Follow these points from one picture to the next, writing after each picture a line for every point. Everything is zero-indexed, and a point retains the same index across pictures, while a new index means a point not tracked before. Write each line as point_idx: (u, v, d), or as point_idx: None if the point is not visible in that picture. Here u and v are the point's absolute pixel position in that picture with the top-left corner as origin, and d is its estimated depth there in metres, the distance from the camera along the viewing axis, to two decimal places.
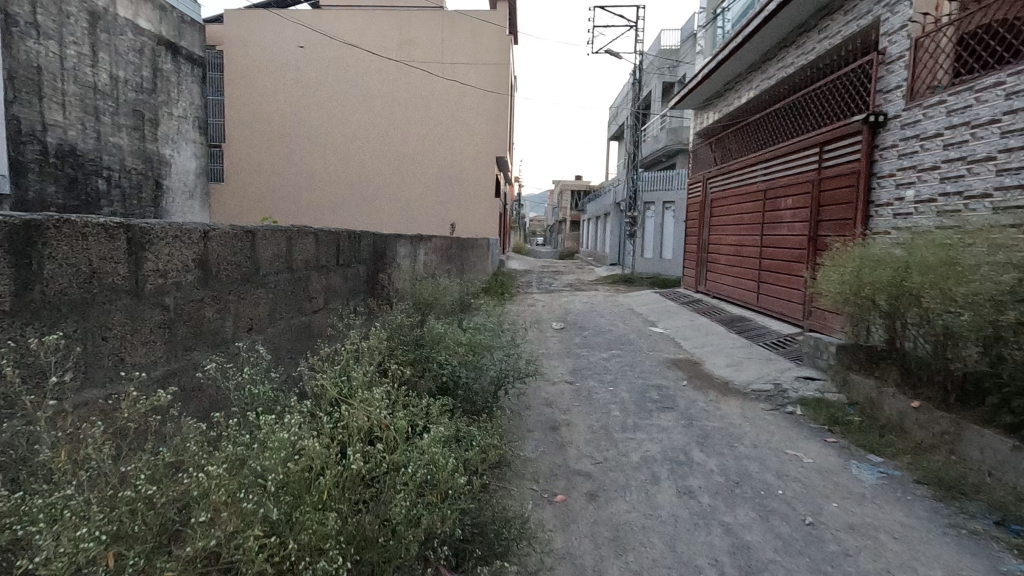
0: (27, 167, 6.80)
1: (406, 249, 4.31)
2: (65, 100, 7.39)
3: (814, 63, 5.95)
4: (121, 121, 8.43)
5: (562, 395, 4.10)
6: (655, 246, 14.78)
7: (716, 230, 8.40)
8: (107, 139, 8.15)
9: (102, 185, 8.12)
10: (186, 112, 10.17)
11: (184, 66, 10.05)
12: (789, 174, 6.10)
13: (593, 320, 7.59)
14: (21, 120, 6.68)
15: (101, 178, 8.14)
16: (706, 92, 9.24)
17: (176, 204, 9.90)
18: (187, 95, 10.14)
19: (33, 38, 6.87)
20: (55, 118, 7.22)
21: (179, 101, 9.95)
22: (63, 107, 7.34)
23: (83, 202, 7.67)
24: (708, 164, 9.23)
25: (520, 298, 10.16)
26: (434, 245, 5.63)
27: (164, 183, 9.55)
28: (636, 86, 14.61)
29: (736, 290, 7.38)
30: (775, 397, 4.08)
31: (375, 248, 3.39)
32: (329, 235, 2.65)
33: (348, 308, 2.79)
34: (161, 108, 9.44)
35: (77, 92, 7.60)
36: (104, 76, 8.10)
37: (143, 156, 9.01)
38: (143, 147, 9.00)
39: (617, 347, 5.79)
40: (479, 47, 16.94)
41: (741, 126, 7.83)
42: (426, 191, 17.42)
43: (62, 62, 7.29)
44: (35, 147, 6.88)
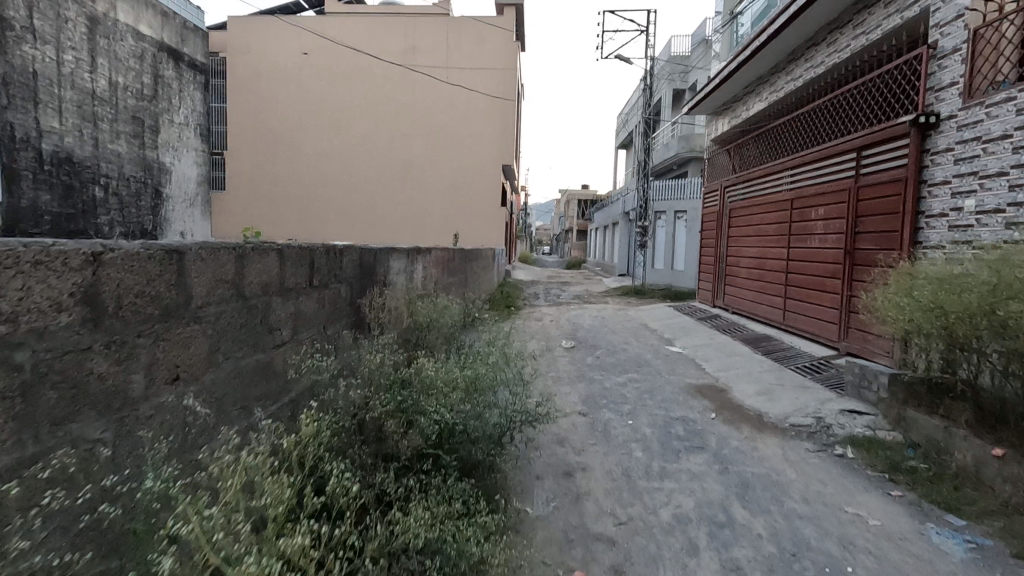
0: (19, 174, 5.66)
1: (400, 264, 3.85)
2: (61, 107, 6.09)
3: (848, 61, 5.48)
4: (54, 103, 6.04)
5: (575, 430, 3.60)
6: (667, 257, 14.25)
7: (736, 242, 7.92)
8: (107, 149, 6.82)
9: (100, 195, 6.80)
10: (189, 119, 8.57)
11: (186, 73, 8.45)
12: (820, 183, 5.64)
13: (605, 337, 7.09)
14: (15, 126, 5.59)
15: (99, 186, 6.82)
16: (723, 97, 8.78)
17: (175, 215, 8.55)
18: (190, 103, 8.51)
19: (28, 42, 5.77)
20: (51, 124, 6.14)
21: (181, 108, 8.36)
22: (59, 113, 6.04)
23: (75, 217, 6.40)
24: (726, 172, 8.76)
25: (526, 312, 9.65)
26: (433, 257, 5.15)
27: (164, 192, 8.06)
28: (647, 92, 14.15)
29: (758, 307, 6.89)
30: (818, 434, 3.56)
31: (360, 264, 2.93)
32: (299, 252, 2.20)
33: (321, 338, 2.33)
34: (162, 115, 7.93)
35: (74, 99, 6.32)
36: (104, 83, 6.73)
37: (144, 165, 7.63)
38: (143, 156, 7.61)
39: (633, 370, 5.29)
40: (486, 53, 16.58)
41: (762, 132, 7.36)
42: (431, 200, 17.04)
43: (60, 68, 6.09)
44: (27, 153, 5.77)
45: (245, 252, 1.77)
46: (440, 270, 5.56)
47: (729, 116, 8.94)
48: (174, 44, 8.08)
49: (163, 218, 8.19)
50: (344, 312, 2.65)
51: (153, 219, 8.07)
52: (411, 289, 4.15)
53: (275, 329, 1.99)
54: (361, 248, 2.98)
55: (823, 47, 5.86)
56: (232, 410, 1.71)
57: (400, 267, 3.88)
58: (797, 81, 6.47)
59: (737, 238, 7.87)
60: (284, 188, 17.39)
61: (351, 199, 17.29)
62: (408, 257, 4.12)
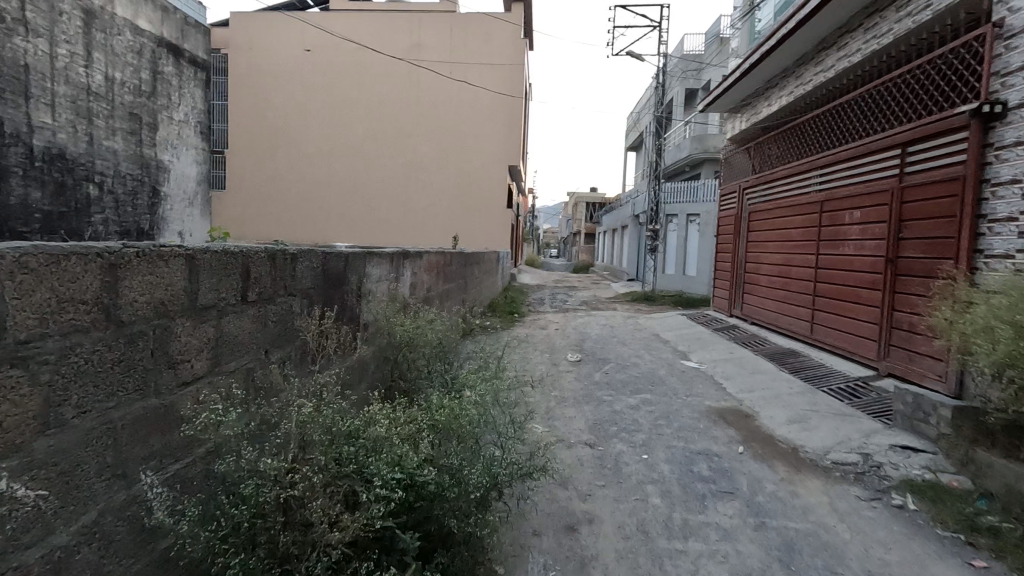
0: None
1: (380, 270, 3.33)
2: (54, 100, 7.55)
3: (891, 47, 4.89)
4: (115, 126, 8.77)
5: (580, 469, 3.07)
6: (678, 262, 13.72)
7: (756, 248, 7.36)
8: None
9: None
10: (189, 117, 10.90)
11: (186, 68, 10.74)
12: (856, 183, 5.08)
13: (614, 349, 6.55)
14: None
15: None
16: (742, 93, 8.20)
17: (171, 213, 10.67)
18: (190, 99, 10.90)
19: None
20: None
21: (182, 104, 10.67)
22: (52, 108, 7.51)
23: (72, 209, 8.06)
24: (745, 173, 8.19)
25: (530, 319, 9.17)
26: (425, 262, 4.65)
27: (161, 191, 10.17)
28: (658, 90, 13.58)
29: (782, 319, 6.34)
30: (867, 476, 3.01)
31: (320, 270, 2.42)
32: (227, 260, 1.71)
33: (253, 370, 1.83)
34: (162, 113, 10.02)
35: (67, 93, 7.75)
36: (99, 78, 8.40)
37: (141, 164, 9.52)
38: (140, 153, 9.47)
39: (647, 389, 4.76)
40: (492, 49, 16.10)
41: (787, 129, 6.81)
42: (434, 201, 16.58)
43: (53, 62, 7.46)
44: None
45: (122, 261, 1.27)
46: (434, 275, 5.08)
47: (748, 113, 8.36)
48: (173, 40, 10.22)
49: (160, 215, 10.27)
50: (295, 334, 2.14)
51: (152, 223, 10.20)
52: (394, 300, 3.63)
53: (179, 365, 1.48)
54: (323, 251, 2.47)
55: (860, 33, 5.29)
56: (94, 485, 1.21)
57: (382, 275, 3.36)
58: (828, 72, 5.90)
59: (758, 244, 7.31)
60: (284, 189, 17.00)
61: (352, 200, 16.88)
62: (392, 262, 3.60)
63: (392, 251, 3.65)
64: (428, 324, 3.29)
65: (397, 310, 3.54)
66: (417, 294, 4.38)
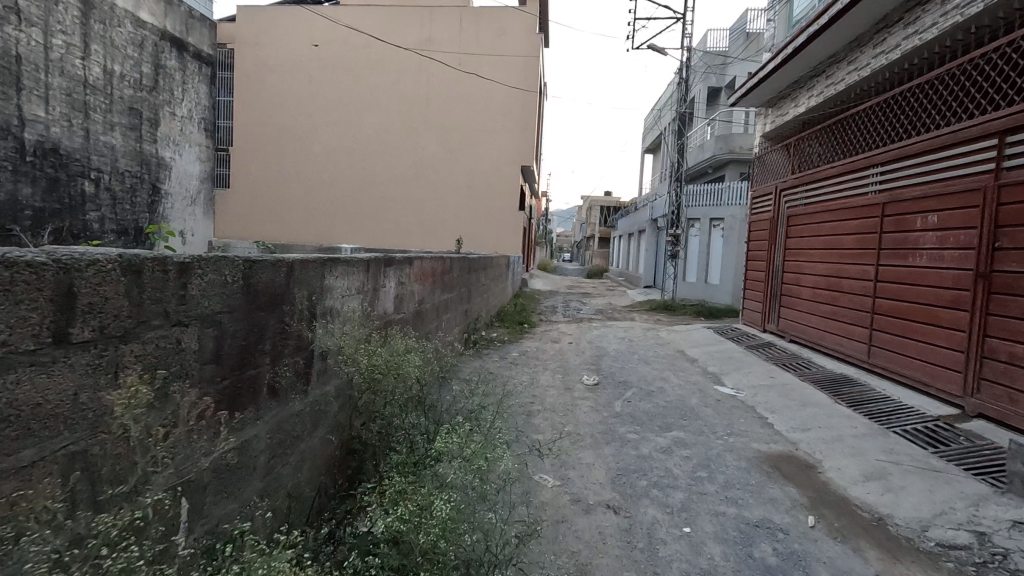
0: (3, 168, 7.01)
1: (345, 281, 2.57)
2: (48, 93, 8.00)
3: (980, 17, 4.05)
4: (115, 120, 9.32)
5: (602, 549, 2.31)
6: (700, 269, 12.97)
7: (796, 256, 6.55)
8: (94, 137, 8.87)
9: (88, 186, 8.95)
10: (190, 113, 11.72)
11: (190, 63, 11.36)
12: (932, 181, 4.29)
13: (635, 369, 5.79)
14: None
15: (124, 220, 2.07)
16: (780, 85, 7.36)
17: (172, 209, 11.44)
18: (192, 95, 11.68)
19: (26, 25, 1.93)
20: (37, 113, 7.81)
21: (184, 102, 11.43)
22: (46, 101, 7.94)
23: (64, 205, 8.49)
24: (783, 172, 7.37)
25: (541, 330, 8.43)
26: (415, 270, 3.90)
27: (161, 186, 10.82)
28: (680, 86, 12.78)
29: (829, 337, 5.54)
30: (993, 569, 2.23)
31: (237, 288, 1.69)
32: (19, 273, 1.00)
33: (77, 454, 1.12)
34: (162, 108, 10.71)
35: (62, 85, 8.21)
36: (97, 71, 8.83)
37: (137, 155, 9.94)
38: (139, 147, 9.94)
39: (677, 422, 4.00)
40: (505, 44, 15.41)
41: (837, 122, 6.01)
42: (442, 202, 15.92)
43: (48, 53, 7.88)
44: (10, 142, 7.34)
45: None
46: (428, 284, 4.34)
47: (786, 106, 7.55)
48: (179, 35, 10.98)
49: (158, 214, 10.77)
50: (176, 385, 1.42)
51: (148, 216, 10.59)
52: (368, 321, 2.88)
53: None
54: (243, 260, 1.73)
55: (935, 6, 4.47)
56: None
57: (348, 289, 2.61)
58: (890, 53, 5.07)
59: (798, 251, 6.51)
60: (289, 188, 16.45)
61: (358, 200, 16.27)
62: (365, 269, 2.86)
63: (365, 255, 2.91)
64: (409, 354, 2.57)
65: (370, 334, 2.79)
66: (404, 310, 3.64)
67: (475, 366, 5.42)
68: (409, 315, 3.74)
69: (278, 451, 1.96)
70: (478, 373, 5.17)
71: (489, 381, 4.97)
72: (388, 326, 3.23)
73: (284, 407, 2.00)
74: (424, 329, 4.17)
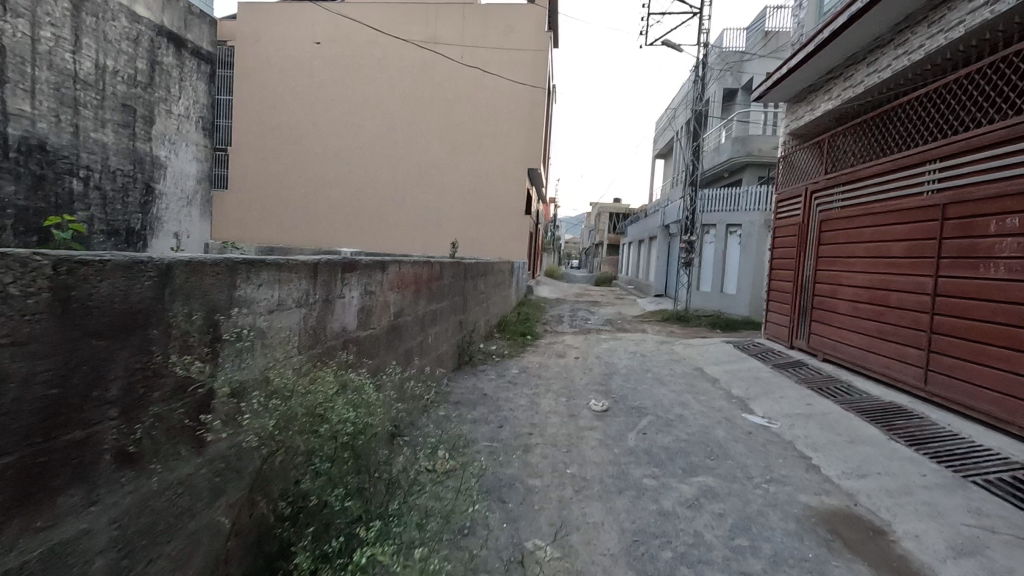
0: None
1: (272, 290, 1.92)
2: (35, 87, 6.51)
3: None
4: (106, 117, 7.53)
5: None
6: (716, 277, 12.28)
7: (831, 265, 5.85)
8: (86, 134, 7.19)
9: (78, 186, 7.21)
10: (188, 111, 9.35)
11: (189, 61, 9.35)
12: (1010, 176, 3.61)
13: (649, 391, 5.10)
14: None
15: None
16: (812, 75, 6.66)
17: (167, 213, 9.14)
18: (190, 93, 9.33)
19: None
20: (21, 108, 6.38)
21: (180, 99, 9.16)
22: (31, 94, 6.43)
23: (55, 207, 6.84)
24: (814, 172, 6.65)
25: (545, 342, 7.74)
26: (390, 275, 3.24)
27: (156, 188, 8.71)
28: (696, 84, 12.10)
29: (874, 358, 4.86)
30: None
31: (35, 307, 1.06)
32: None
33: None
34: (156, 105, 8.58)
35: (51, 80, 6.68)
36: (89, 66, 7.23)
37: (132, 157, 8.09)
38: (133, 147, 8.12)
39: (704, 464, 3.31)
40: (513, 41, 14.81)
41: (881, 115, 5.33)
42: (446, 205, 15.32)
43: (34, 45, 6.40)
44: None
45: None
46: (409, 293, 3.69)
47: (814, 101, 6.88)
48: (175, 31, 8.94)
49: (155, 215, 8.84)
50: None
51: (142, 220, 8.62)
52: (310, 343, 2.23)
53: None
54: (52, 258, 1.10)
55: None
56: None
57: (277, 300, 1.95)
58: (950, 31, 4.39)
59: (833, 259, 5.81)
60: (288, 190, 15.94)
61: (359, 202, 15.70)
62: (307, 273, 2.19)
63: (309, 257, 2.25)
64: (358, 390, 1.91)
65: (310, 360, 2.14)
66: (373, 324, 2.98)
67: (465, 388, 4.73)
68: (379, 330, 3.09)
69: (136, 545, 1.32)
70: (469, 397, 4.49)
71: (481, 406, 4.29)
72: (343, 346, 2.57)
73: (149, 478, 1.36)
74: (400, 347, 3.52)
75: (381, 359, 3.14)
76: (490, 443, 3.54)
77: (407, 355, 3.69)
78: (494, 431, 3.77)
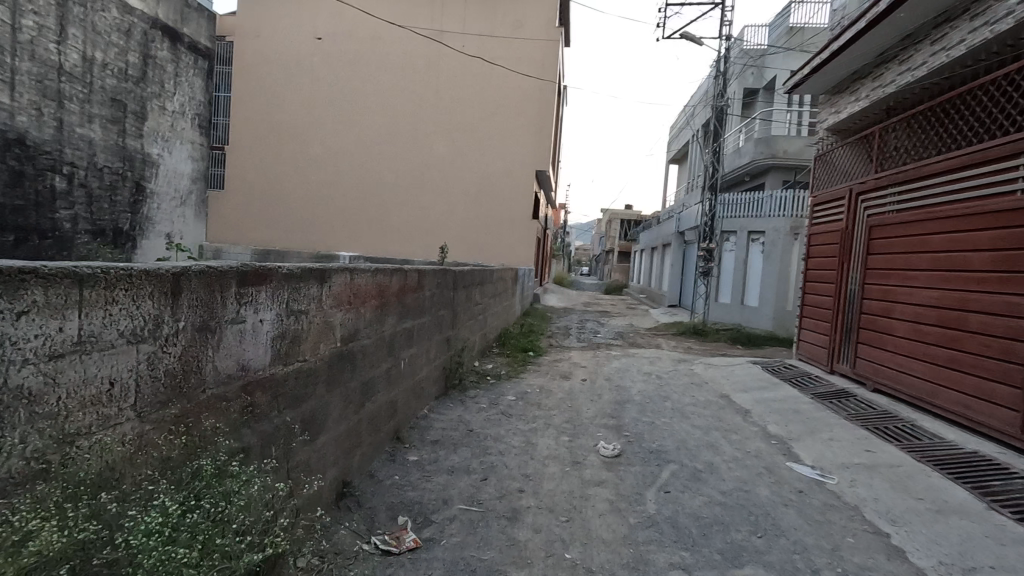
0: None
1: (51, 324, 1.13)
2: (14, 78, 6.19)
3: None
4: (94, 111, 7.26)
5: None
6: (736, 288, 11.43)
7: (883, 278, 5.00)
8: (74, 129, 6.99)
9: (60, 183, 6.86)
10: (184, 108, 9.06)
11: (186, 56, 8.98)
12: None
13: (669, 426, 4.26)
14: None
15: None
16: (859, 59, 5.76)
17: (160, 213, 8.82)
18: (187, 89, 9.05)
19: None
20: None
21: (175, 94, 8.83)
22: (9, 87, 6.13)
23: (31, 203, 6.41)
24: (860, 171, 5.77)
25: (549, 360, 6.93)
26: (333, 290, 2.44)
27: (146, 186, 8.36)
28: (718, 81, 11.25)
29: (946, 393, 4.03)
30: None
31: None
32: None
33: None
34: (149, 101, 8.25)
35: (33, 72, 6.38)
36: (76, 57, 6.96)
37: (121, 154, 7.80)
38: (123, 144, 7.80)
39: (751, 545, 2.48)
40: (522, 37, 14.11)
41: (951, 101, 4.50)
42: (450, 207, 14.57)
43: (14, 34, 6.14)
44: None
45: None
46: (370, 311, 2.90)
47: (855, 90, 6.04)
48: (171, 24, 8.60)
49: (144, 215, 8.45)
50: None
51: (132, 222, 8.18)
52: (167, 397, 1.45)
53: None
54: None
55: None
56: None
57: (74, 337, 1.18)
58: None
59: (887, 272, 4.93)
60: (288, 190, 15.27)
61: (361, 205, 15.00)
62: (155, 291, 1.39)
63: (162, 263, 1.44)
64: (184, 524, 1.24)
65: (148, 430, 1.38)
66: (304, 357, 2.20)
67: (448, 423, 3.93)
68: (313, 364, 2.29)
69: None
70: (451, 435, 3.69)
71: (463, 448, 3.50)
72: (239, 395, 1.77)
73: None
74: (353, 381, 2.73)
75: (316, 403, 2.35)
76: (469, 507, 2.74)
77: (364, 389, 2.90)
78: (477, 487, 2.97)
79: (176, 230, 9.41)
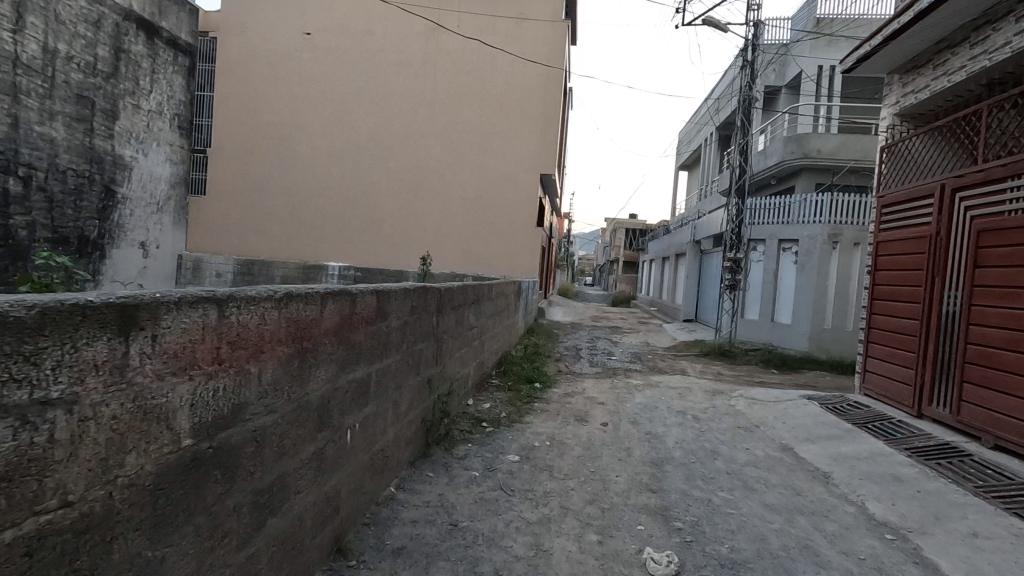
0: None
1: None
2: None
3: None
4: (56, 109, 7.05)
5: None
6: (765, 304, 10.24)
7: (1002, 299, 3.80)
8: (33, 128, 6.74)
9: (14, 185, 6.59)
10: (161, 107, 8.95)
11: (165, 52, 8.92)
12: None
13: (736, 508, 3.04)
14: None
15: None
16: (949, 24, 4.56)
17: (131, 219, 8.59)
18: (164, 87, 8.96)
19: None
20: None
21: (152, 93, 8.71)
22: None
23: None
24: (953, 163, 4.58)
25: (558, 395, 5.71)
26: (162, 348, 1.24)
27: (117, 191, 8.13)
28: (745, 72, 10.10)
29: None
30: None
31: None
32: None
33: None
34: (122, 99, 8.10)
35: None
36: (35, 48, 6.70)
37: (88, 155, 7.59)
38: (89, 144, 7.60)
39: None
40: (527, 30, 13.02)
41: None
42: (448, 214, 13.41)
43: None
44: None
45: None
46: (269, 368, 1.70)
47: (942, 61, 4.84)
48: (148, 17, 8.46)
49: (115, 221, 8.17)
50: None
51: (99, 228, 7.92)
52: None
53: None
54: None
55: None
56: None
57: None
58: None
59: (1011, 290, 3.73)
60: (274, 196, 14.14)
61: (352, 211, 13.85)
62: None
63: None
64: None
65: None
66: (60, 501, 1.01)
67: (421, 512, 2.70)
68: (105, 504, 1.11)
69: None
70: (423, 539, 2.46)
71: (439, 565, 2.28)
72: None
73: None
74: (228, 500, 1.52)
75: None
76: None
77: (261, 503, 1.69)
78: None
79: (149, 237, 9.19)
